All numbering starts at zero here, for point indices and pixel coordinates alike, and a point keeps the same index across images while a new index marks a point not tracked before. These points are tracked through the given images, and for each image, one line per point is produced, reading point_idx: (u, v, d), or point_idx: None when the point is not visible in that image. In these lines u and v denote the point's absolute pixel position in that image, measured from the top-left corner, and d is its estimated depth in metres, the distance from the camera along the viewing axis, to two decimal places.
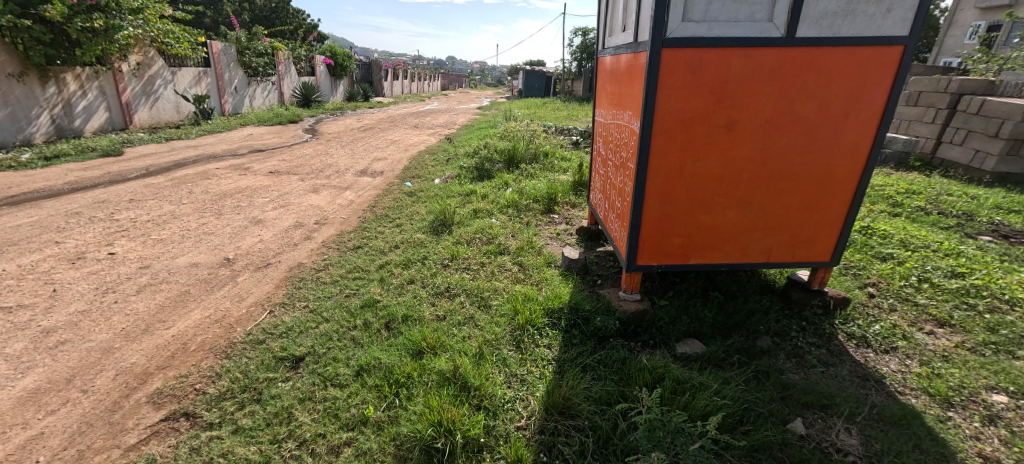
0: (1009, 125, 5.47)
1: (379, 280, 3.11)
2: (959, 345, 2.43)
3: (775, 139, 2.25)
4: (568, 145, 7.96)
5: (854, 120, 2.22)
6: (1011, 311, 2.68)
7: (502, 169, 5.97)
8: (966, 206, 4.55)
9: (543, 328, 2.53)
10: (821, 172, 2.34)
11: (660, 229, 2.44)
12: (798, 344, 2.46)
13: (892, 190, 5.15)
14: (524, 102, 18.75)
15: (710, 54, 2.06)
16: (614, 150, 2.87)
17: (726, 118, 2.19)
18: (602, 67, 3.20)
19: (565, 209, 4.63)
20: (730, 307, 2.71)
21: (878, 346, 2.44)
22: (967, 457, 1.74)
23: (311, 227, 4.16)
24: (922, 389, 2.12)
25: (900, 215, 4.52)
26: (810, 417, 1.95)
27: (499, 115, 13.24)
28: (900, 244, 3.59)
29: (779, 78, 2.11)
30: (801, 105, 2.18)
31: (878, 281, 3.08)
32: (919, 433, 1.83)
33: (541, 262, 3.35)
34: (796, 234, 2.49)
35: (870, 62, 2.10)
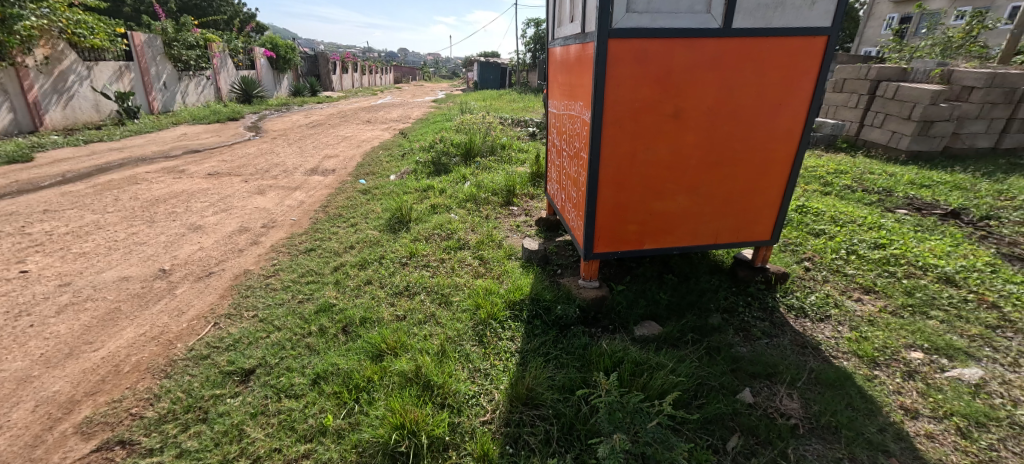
0: (920, 108, 6.03)
1: (334, 283, 2.99)
2: (882, 309, 2.68)
3: (718, 126, 2.35)
4: (525, 136, 7.98)
5: (787, 107, 2.36)
6: (925, 275, 2.98)
7: (459, 163, 5.89)
8: (886, 183, 4.99)
9: (505, 321, 2.53)
10: (760, 157, 2.48)
11: (615, 217, 2.50)
12: (745, 319, 2.61)
13: (823, 171, 5.56)
14: (480, 94, 18.60)
15: (654, 45, 2.11)
16: (568, 141, 2.90)
17: (672, 107, 2.27)
18: (553, 57, 3.21)
19: (524, 201, 4.64)
20: (682, 288, 2.83)
21: (815, 315, 2.64)
22: (890, 411, 1.93)
23: (257, 231, 3.94)
24: (852, 352, 2.31)
25: (830, 193, 4.89)
26: (757, 386, 2.08)
27: (454, 107, 13.05)
28: (831, 220, 3.89)
29: (720, 68, 2.21)
30: (740, 93, 2.29)
31: (812, 255, 3.33)
32: (851, 392, 2.01)
33: (501, 255, 3.35)
34: (740, 216, 2.63)
35: (800, 52, 2.24)
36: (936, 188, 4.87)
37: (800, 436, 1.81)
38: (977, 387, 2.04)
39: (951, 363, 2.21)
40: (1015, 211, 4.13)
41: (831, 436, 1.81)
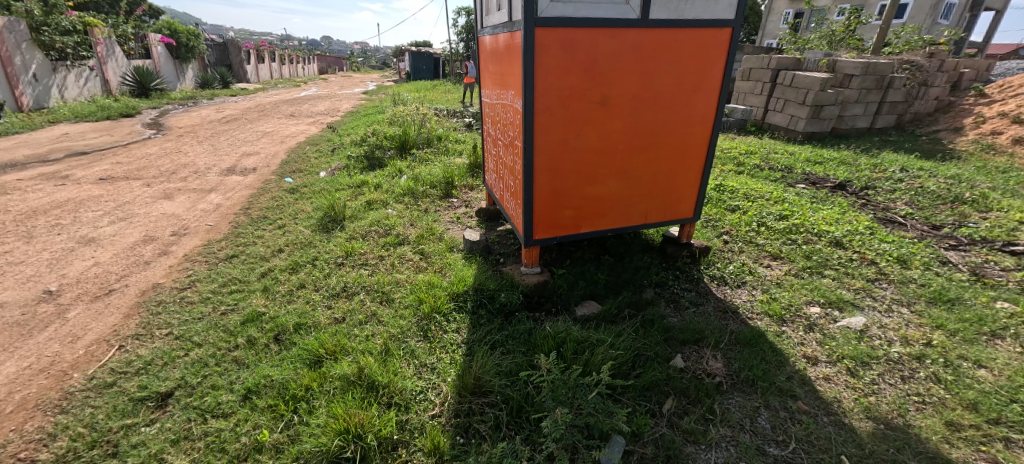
0: (812, 94, 6.76)
1: (262, 289, 2.79)
2: (787, 273, 3.01)
3: (642, 112, 2.48)
4: (461, 127, 7.88)
5: (702, 94, 2.55)
6: (820, 241, 3.39)
7: (394, 156, 5.70)
8: (787, 162, 5.58)
9: (449, 313, 2.52)
10: (680, 140, 2.66)
11: (552, 203, 2.56)
12: (674, 291, 2.81)
13: (736, 152, 6.08)
14: (412, 85, 18.04)
15: (579, 34, 2.17)
16: (502, 130, 2.92)
17: (599, 95, 2.36)
18: (482, 46, 3.19)
19: (463, 192, 4.60)
20: (618, 267, 2.98)
21: (732, 282, 2.91)
22: (796, 360, 2.19)
23: (166, 240, 3.55)
24: (764, 312, 2.59)
25: (743, 172, 5.37)
26: (687, 351, 2.26)
27: (385, 99, 12.57)
28: (744, 196, 4.28)
29: (641, 57, 2.32)
30: (660, 81, 2.43)
31: (730, 229, 3.65)
32: (764, 348, 2.25)
33: (442, 248, 3.31)
34: (666, 196, 2.81)
35: (710, 42, 2.41)
36: (828, 164, 5.53)
37: (724, 392, 1.99)
38: (862, 332, 2.38)
39: (842, 315, 2.54)
40: (887, 181, 4.82)
41: (750, 389, 2.01)
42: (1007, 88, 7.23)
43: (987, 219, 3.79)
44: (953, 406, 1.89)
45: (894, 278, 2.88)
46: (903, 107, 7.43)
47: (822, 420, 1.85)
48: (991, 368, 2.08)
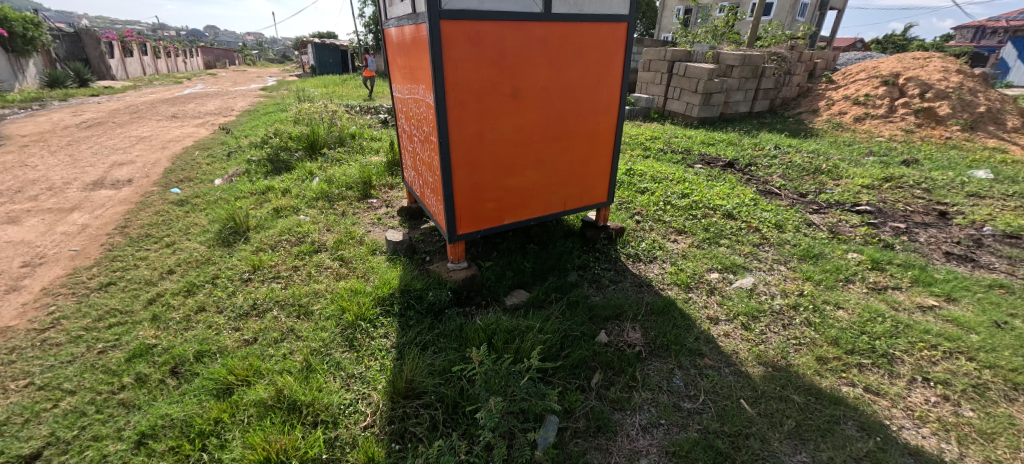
0: (703, 83, 7.51)
1: (151, 319, 2.46)
2: (691, 245, 3.33)
3: (552, 104, 2.57)
4: (376, 123, 7.54)
5: (605, 85, 2.70)
6: (716, 214, 3.79)
7: (302, 158, 5.29)
8: (686, 145, 6.14)
9: (376, 319, 2.42)
10: (590, 129, 2.80)
11: (473, 197, 2.56)
12: (595, 272, 2.97)
13: (643, 138, 6.55)
14: (319, 80, 16.83)
15: (485, 27, 2.18)
16: (416, 126, 2.84)
17: (510, 87, 2.39)
18: (388, 39, 3.07)
19: (382, 191, 4.41)
20: (543, 254, 3.07)
21: (645, 258, 3.15)
22: (701, 322, 2.44)
23: (15, 273, 2.97)
24: (673, 282, 2.84)
25: (650, 156, 5.80)
26: (610, 326, 2.41)
27: (287, 96, 11.56)
28: (651, 179, 4.63)
29: (546, 49, 2.40)
30: (566, 73, 2.52)
31: (640, 209, 3.93)
32: (675, 315, 2.47)
33: (363, 252, 3.15)
34: (581, 183, 2.95)
35: (609, 35, 2.56)
36: (719, 145, 6.17)
37: (644, 359, 2.16)
38: (752, 290, 2.72)
39: (736, 277, 2.88)
40: (766, 158, 5.51)
41: (666, 353, 2.21)
42: (848, 75, 8.61)
43: (839, 186, 4.52)
44: (821, 343, 2.24)
45: (774, 242, 3.32)
46: (774, 93, 8.53)
47: (724, 371, 2.09)
48: (846, 308, 2.51)
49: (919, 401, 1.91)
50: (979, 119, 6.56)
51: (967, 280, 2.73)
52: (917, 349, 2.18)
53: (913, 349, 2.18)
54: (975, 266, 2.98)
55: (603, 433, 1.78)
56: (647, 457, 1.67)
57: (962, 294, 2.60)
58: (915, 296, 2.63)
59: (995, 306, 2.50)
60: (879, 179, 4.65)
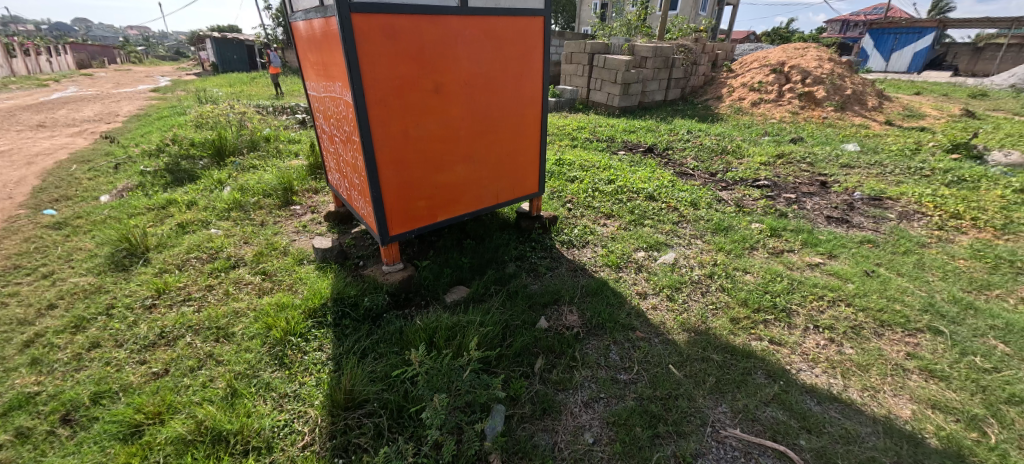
0: (621, 74, 7.91)
1: (30, 363, 2.12)
2: (618, 227, 3.52)
3: (476, 98, 2.56)
4: (293, 124, 7.04)
5: (527, 79, 2.76)
6: (639, 197, 4.04)
7: (209, 166, 4.81)
8: (609, 133, 6.45)
9: (308, 332, 2.29)
10: (516, 122, 2.84)
11: (403, 196, 2.49)
12: (532, 261, 3.04)
13: (569, 129, 6.76)
14: (222, 78, 15.30)
15: (399, 21, 2.12)
16: (336, 125, 2.70)
17: (433, 82, 2.35)
18: (297, 33, 2.88)
19: (306, 197, 4.15)
20: (480, 248, 3.08)
21: (578, 244, 3.28)
22: (632, 298, 2.60)
23: None
24: (605, 264, 2.99)
25: (578, 145, 6.02)
26: (549, 312, 2.48)
27: (186, 97, 10.40)
28: (579, 167, 4.82)
29: (466, 43, 2.39)
30: (488, 67, 2.54)
31: (571, 197, 4.07)
32: (608, 294, 2.61)
33: (289, 262, 2.95)
34: (512, 176, 2.99)
35: (526, 29, 2.61)
36: (639, 133, 6.55)
37: (582, 339, 2.26)
38: (674, 265, 2.94)
39: (660, 254, 3.10)
40: (681, 142, 5.95)
41: (602, 331, 2.33)
42: (744, 64, 9.53)
43: (743, 164, 5.01)
44: (733, 305, 2.50)
45: (691, 218, 3.61)
46: (683, 82, 9.20)
47: (654, 341, 2.25)
48: (752, 272, 2.81)
49: (812, 345, 2.20)
50: (847, 101, 7.59)
51: (844, 239, 3.18)
52: (809, 301, 2.50)
53: (806, 301, 2.50)
54: (850, 226, 3.47)
55: (549, 415, 1.84)
56: (590, 431, 1.76)
57: (841, 251, 3.03)
58: (805, 256, 3.01)
59: (865, 258, 2.94)
60: (774, 156, 5.22)
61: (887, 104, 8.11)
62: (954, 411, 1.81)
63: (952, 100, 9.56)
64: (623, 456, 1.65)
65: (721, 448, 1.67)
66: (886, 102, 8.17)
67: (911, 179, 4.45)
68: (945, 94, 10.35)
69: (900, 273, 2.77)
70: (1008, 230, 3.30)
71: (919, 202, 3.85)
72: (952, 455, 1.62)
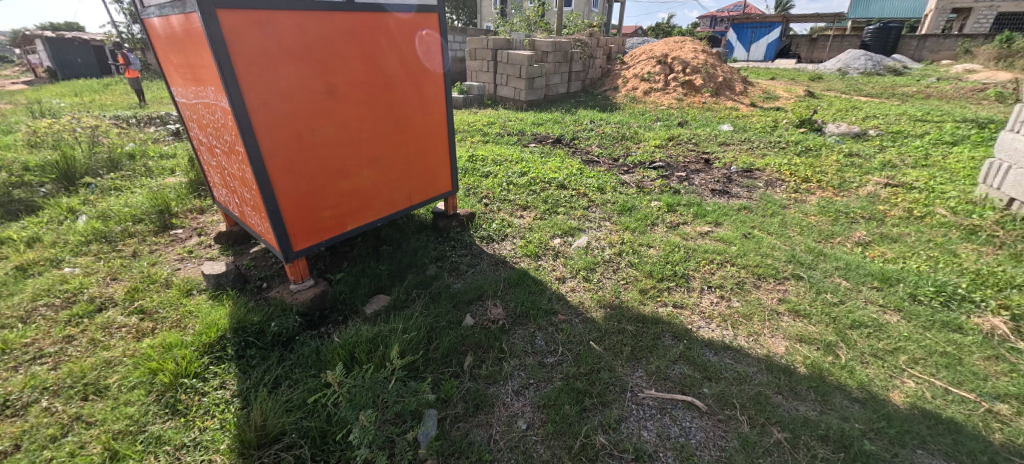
0: (525, 69, 8.09)
1: None
2: (534, 218, 3.63)
3: (376, 98, 2.46)
4: (166, 136, 6.16)
5: (428, 77, 2.71)
6: (551, 186, 4.20)
7: (56, 194, 4.02)
8: (519, 127, 6.60)
9: (206, 370, 2.03)
10: (422, 121, 2.78)
11: (306, 208, 2.31)
12: (452, 260, 3.01)
13: (479, 125, 6.78)
14: (63, 86, 12.82)
15: (277, 18, 1.95)
16: (214, 135, 2.42)
17: (325, 83, 2.20)
18: (153, 32, 2.52)
19: (189, 219, 3.66)
20: (397, 254, 2.98)
21: (497, 237, 3.32)
22: (552, 284, 2.70)
23: None
24: (524, 254, 3.07)
25: (489, 140, 6.07)
26: (474, 309, 2.49)
27: (14, 111, 8.56)
28: (492, 162, 4.87)
29: (357, 41, 2.26)
30: (385, 65, 2.44)
31: (486, 192, 4.10)
32: (530, 284, 2.68)
33: (174, 295, 2.59)
34: (422, 176, 2.93)
35: (420, 25, 2.55)
36: (546, 125, 6.79)
37: (508, 330, 2.31)
38: (587, 247, 3.11)
39: (574, 239, 3.26)
40: (585, 132, 6.28)
41: (526, 320, 2.39)
42: (633, 57, 10.32)
43: (640, 148, 5.44)
44: (640, 278, 2.72)
45: (599, 202, 3.84)
46: (583, 75, 9.70)
47: (575, 321, 2.37)
48: (655, 246, 3.07)
49: (708, 304, 2.48)
50: (719, 87, 8.60)
51: (726, 208, 3.62)
52: (703, 266, 2.80)
53: (700, 266, 2.80)
54: (730, 196, 3.96)
55: (482, 410, 1.85)
56: (523, 417, 1.81)
57: (725, 219, 3.44)
58: (697, 226, 3.36)
59: (744, 223, 3.37)
60: (665, 139, 5.75)
61: (750, 88, 9.34)
62: (815, 341, 2.16)
63: (797, 83, 11.31)
64: (556, 435, 1.71)
65: (640, 409, 1.82)
66: (750, 86, 9.40)
67: (773, 151, 5.20)
68: (792, 78, 12.23)
69: (770, 232, 3.23)
70: (843, 188, 4.01)
71: (780, 170, 4.51)
72: (816, 377, 1.94)
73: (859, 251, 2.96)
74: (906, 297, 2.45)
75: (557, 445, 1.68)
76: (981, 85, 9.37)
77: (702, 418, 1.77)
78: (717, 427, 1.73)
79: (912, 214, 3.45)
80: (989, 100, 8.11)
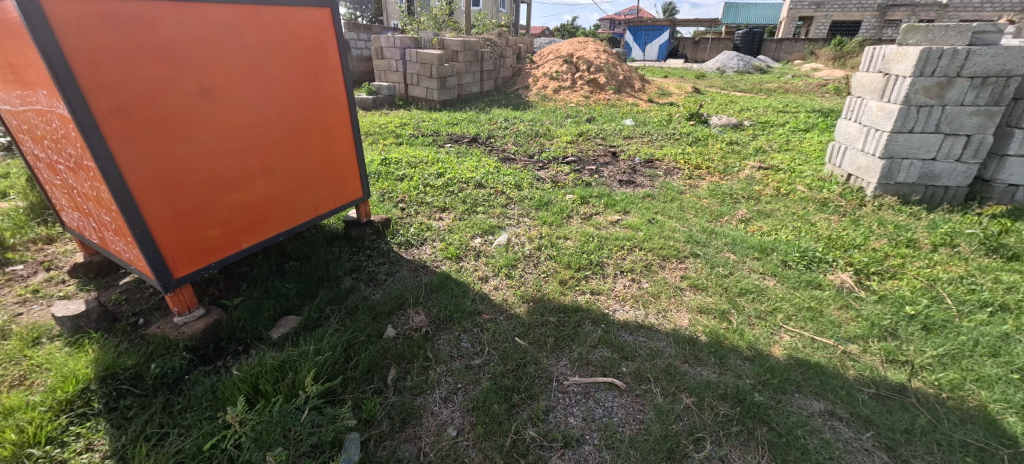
0: (436, 68, 7.95)
1: None
2: (453, 219, 3.58)
3: (264, 101, 2.24)
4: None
5: (324, 77, 2.53)
6: (468, 186, 4.17)
7: None
8: (433, 128, 6.46)
9: (66, 433, 1.70)
10: (322, 124, 2.60)
11: (185, 227, 2.02)
12: (369, 270, 2.86)
13: (391, 126, 6.53)
14: None
15: (130, 9, 1.67)
16: (55, 148, 2.03)
17: (198, 83, 1.94)
18: None
19: (34, 251, 3.03)
20: (305, 269, 2.75)
21: (416, 242, 3.22)
22: (475, 285, 2.69)
23: None
24: (445, 257, 3.02)
25: (402, 142, 5.87)
26: (395, 319, 2.38)
27: None
28: (407, 164, 4.72)
29: (236, 37, 2.04)
30: (272, 64, 2.23)
31: (402, 196, 3.95)
32: (452, 287, 2.64)
33: (15, 346, 2.12)
34: (328, 182, 2.74)
35: (313, 21, 2.38)
36: (461, 124, 6.74)
37: (433, 336, 2.25)
38: (508, 244, 3.15)
39: (494, 237, 3.27)
40: (500, 130, 6.35)
41: (450, 324, 2.35)
42: (541, 56, 10.66)
43: (553, 144, 5.63)
44: (559, 269, 2.81)
45: (516, 199, 3.90)
46: (494, 74, 9.80)
47: (500, 319, 2.38)
48: (571, 237, 3.20)
49: (622, 288, 2.64)
50: (620, 85, 9.22)
51: (633, 197, 3.89)
52: (615, 253, 2.98)
53: (614, 253, 2.98)
54: (636, 186, 4.26)
55: (409, 424, 1.78)
56: (453, 424, 1.77)
57: (632, 207, 3.69)
58: (609, 216, 3.57)
59: (650, 210, 3.65)
60: (576, 135, 6.02)
61: (647, 85, 10.14)
62: (712, 311, 2.42)
63: (685, 81, 12.55)
64: (486, 436, 1.71)
65: (566, 397, 1.89)
66: (646, 84, 10.20)
67: (669, 142, 5.70)
68: (681, 76, 13.49)
69: (671, 216, 3.54)
70: (727, 172, 4.53)
71: (676, 159, 4.96)
72: (715, 343, 2.17)
73: (744, 227, 3.36)
74: (779, 264, 2.83)
75: (489, 446, 1.67)
76: (824, 80, 11.15)
77: (622, 396, 1.89)
78: (636, 402, 1.86)
79: (781, 191, 4.00)
80: (829, 94, 9.71)
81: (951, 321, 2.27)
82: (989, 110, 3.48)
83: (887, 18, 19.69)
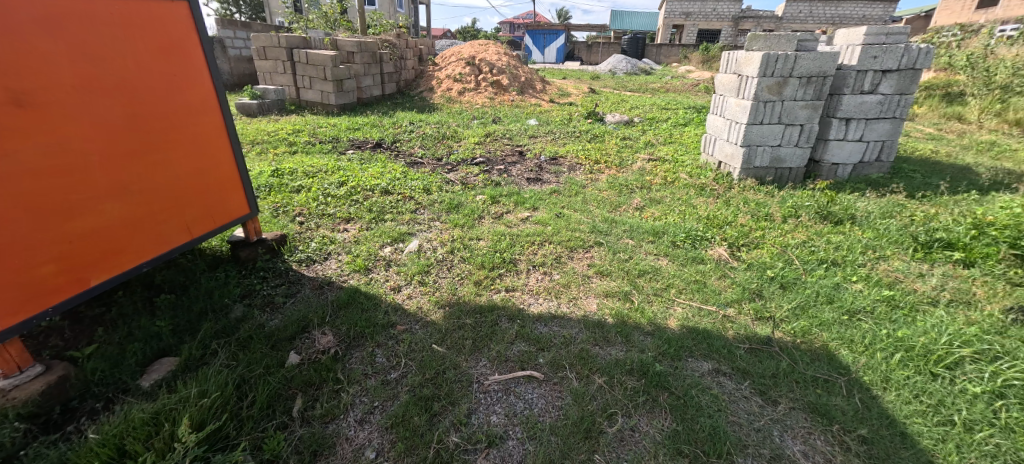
0: (330, 70, 7.43)
1: None
2: (358, 229, 3.38)
3: (106, 109, 1.90)
4: None
5: (185, 81, 2.23)
6: (373, 194, 3.98)
7: None
8: (332, 134, 6.06)
9: None
10: (189, 134, 2.29)
11: (6, 266, 1.63)
12: (263, 295, 2.59)
13: (283, 134, 5.99)
14: None
15: None
16: None
17: (8, 89, 1.58)
18: None
19: None
20: (182, 302, 2.40)
21: (318, 258, 2.99)
22: (388, 296, 2.57)
23: None
24: (352, 270, 2.84)
25: (297, 150, 5.40)
26: (298, 344, 2.19)
27: None
28: (304, 174, 4.36)
29: (58, 33, 1.70)
30: (113, 66, 1.91)
31: (300, 209, 3.64)
32: (361, 301, 2.50)
33: None
34: (202, 200, 2.41)
35: (164, 17, 2.08)
36: (363, 129, 6.42)
37: (343, 356, 2.11)
38: (419, 251, 3.07)
39: (404, 245, 3.17)
40: (406, 134, 6.17)
41: (362, 341, 2.22)
42: (442, 59, 10.57)
43: (461, 146, 5.62)
44: (474, 270, 2.82)
45: (426, 204, 3.81)
46: (395, 77, 9.47)
47: (415, 328, 2.31)
48: (483, 238, 3.22)
49: (536, 282, 2.72)
50: (522, 86, 9.50)
51: (541, 193, 4.04)
52: (526, 249, 3.07)
53: (525, 249, 3.07)
54: (542, 183, 4.42)
55: (320, 456, 1.65)
56: (370, 445, 1.68)
57: (540, 204, 3.83)
58: (519, 213, 3.66)
59: (557, 205, 3.82)
60: (483, 136, 6.08)
61: (547, 87, 10.58)
62: (616, 293, 2.60)
63: (581, 82, 13.34)
64: (408, 451, 1.64)
65: (488, 396, 1.90)
66: (546, 85, 10.64)
67: (571, 139, 6.02)
68: (577, 78, 14.34)
69: (576, 210, 3.73)
70: (623, 165, 4.91)
71: (577, 155, 5.25)
72: (620, 323, 2.34)
73: (641, 214, 3.66)
74: (670, 244, 3.15)
75: (411, 460, 1.61)
76: (696, 81, 12.63)
77: (541, 386, 1.95)
78: (554, 390, 1.93)
79: (667, 180, 4.45)
80: (700, 92, 11.02)
81: (801, 278, 2.72)
82: (813, 103, 4.24)
83: (739, 27, 22.93)
